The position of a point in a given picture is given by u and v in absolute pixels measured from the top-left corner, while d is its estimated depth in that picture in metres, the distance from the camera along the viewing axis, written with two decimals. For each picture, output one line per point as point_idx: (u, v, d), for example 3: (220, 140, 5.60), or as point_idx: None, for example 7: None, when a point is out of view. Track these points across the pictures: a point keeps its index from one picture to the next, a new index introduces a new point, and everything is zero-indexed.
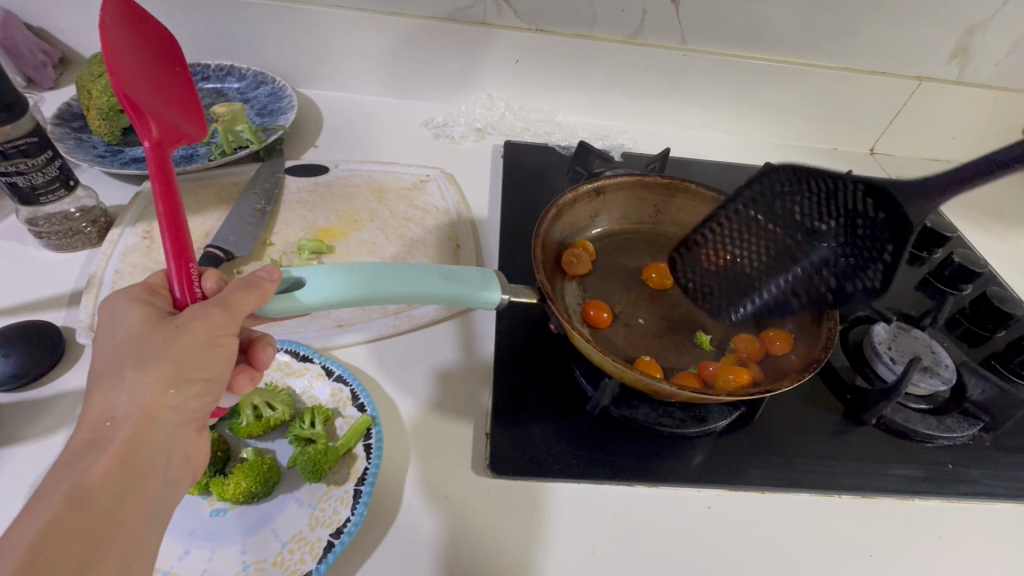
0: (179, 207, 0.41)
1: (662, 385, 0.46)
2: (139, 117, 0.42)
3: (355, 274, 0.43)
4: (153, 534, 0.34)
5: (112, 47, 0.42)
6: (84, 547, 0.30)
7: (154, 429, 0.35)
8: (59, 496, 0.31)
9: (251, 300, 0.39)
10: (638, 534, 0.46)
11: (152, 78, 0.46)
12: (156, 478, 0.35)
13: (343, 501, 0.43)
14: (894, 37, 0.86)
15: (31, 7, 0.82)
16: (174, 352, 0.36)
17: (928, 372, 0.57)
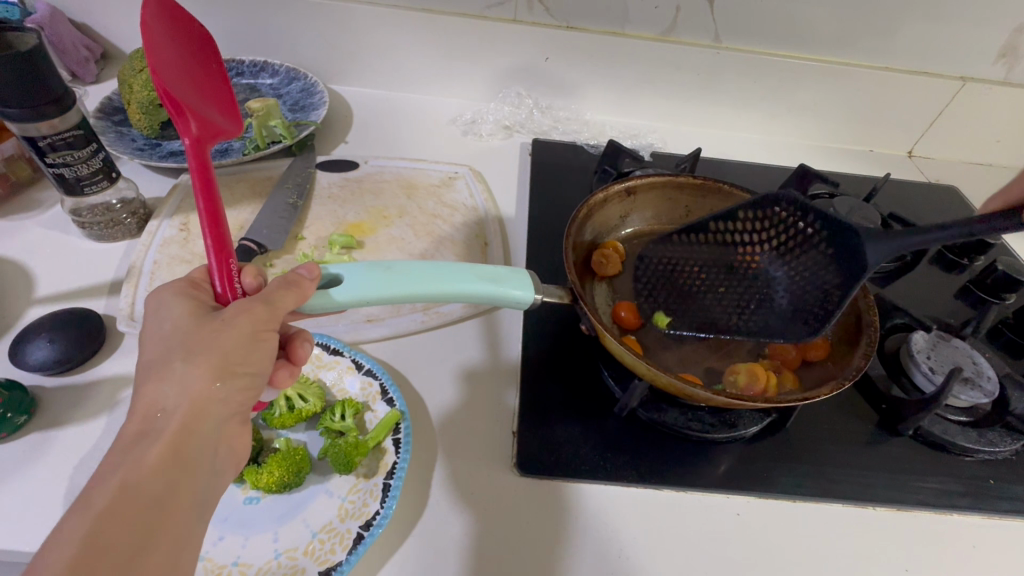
0: (218, 202, 0.42)
1: (697, 390, 0.45)
2: (180, 115, 0.43)
3: (389, 273, 0.44)
4: (200, 523, 0.35)
5: (155, 46, 0.43)
6: (135, 535, 0.31)
7: (203, 421, 0.36)
8: (113, 485, 0.32)
9: (292, 297, 0.40)
10: (666, 539, 0.46)
11: (192, 77, 0.47)
12: (203, 469, 0.35)
13: (372, 494, 0.44)
14: (937, 37, 0.83)
15: (77, 4, 0.84)
16: (221, 346, 0.37)
17: (969, 384, 0.55)
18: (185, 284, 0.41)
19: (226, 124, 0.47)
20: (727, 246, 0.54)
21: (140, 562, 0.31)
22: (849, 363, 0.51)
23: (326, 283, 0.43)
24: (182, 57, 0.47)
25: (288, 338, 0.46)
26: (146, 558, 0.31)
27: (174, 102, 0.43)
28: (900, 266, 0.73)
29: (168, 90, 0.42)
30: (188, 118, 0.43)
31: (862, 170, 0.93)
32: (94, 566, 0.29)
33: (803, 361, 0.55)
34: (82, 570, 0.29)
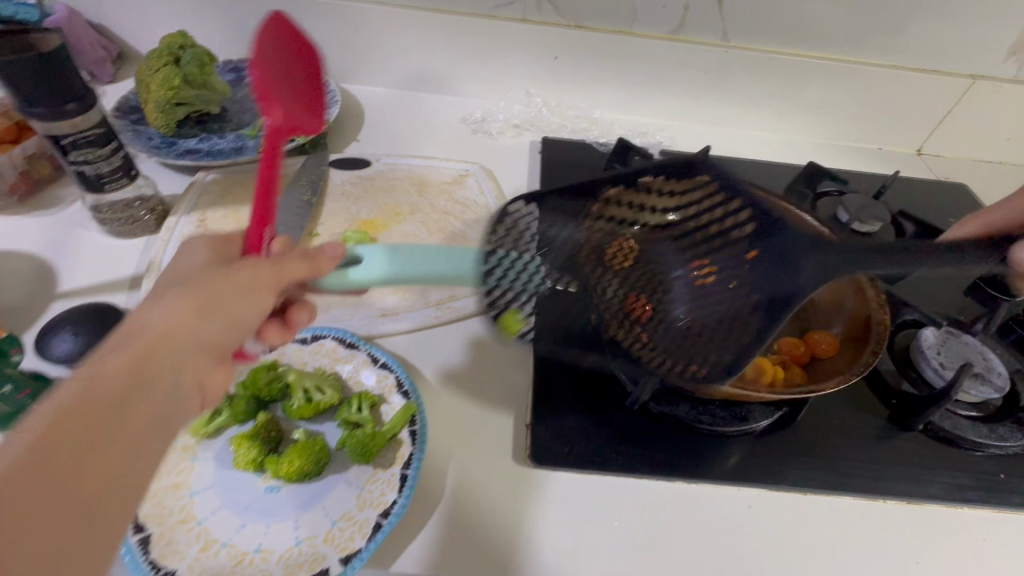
0: (275, 178, 0.45)
1: (697, 376, 0.47)
2: (264, 97, 0.44)
3: (405, 253, 0.44)
4: (159, 443, 0.33)
5: (262, 39, 0.45)
6: (90, 433, 0.30)
7: (173, 339, 0.35)
8: (75, 384, 0.31)
9: (304, 268, 0.41)
10: (679, 531, 0.47)
11: (289, 74, 0.49)
12: (167, 384, 0.34)
13: (390, 484, 0.45)
14: (946, 34, 0.83)
15: (94, 5, 0.86)
16: (213, 289, 0.38)
17: (979, 379, 0.56)
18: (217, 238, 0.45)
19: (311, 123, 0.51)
20: (653, 241, 0.59)
21: (92, 464, 0.29)
22: (858, 359, 0.51)
23: (346, 263, 0.44)
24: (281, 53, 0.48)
25: (287, 300, 0.47)
26: (99, 461, 0.30)
27: (263, 90, 0.44)
28: None
29: (263, 79, 0.44)
30: (275, 108, 0.45)
31: (871, 168, 0.93)
32: (44, 459, 0.28)
33: (812, 356, 0.56)
34: (30, 463, 0.27)
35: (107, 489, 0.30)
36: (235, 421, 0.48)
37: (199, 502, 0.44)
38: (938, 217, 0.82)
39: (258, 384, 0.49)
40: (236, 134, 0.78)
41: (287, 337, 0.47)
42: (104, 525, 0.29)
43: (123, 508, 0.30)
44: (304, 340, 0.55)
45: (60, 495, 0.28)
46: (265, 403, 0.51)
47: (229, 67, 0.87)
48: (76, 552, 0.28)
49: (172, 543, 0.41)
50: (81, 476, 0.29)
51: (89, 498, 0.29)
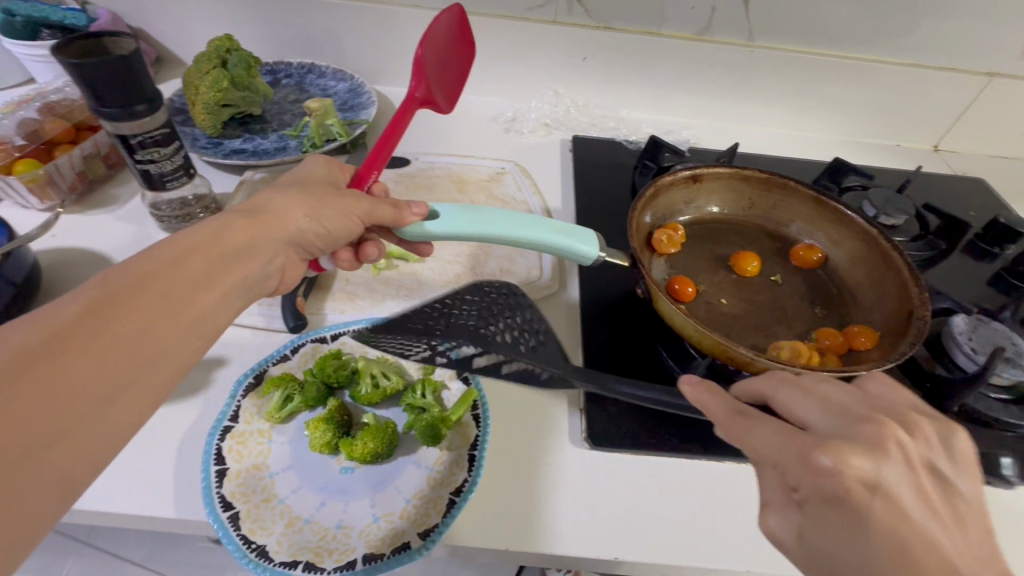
0: (400, 134, 0.54)
1: (738, 350, 0.49)
2: (417, 75, 0.57)
3: (483, 214, 0.49)
4: (239, 301, 0.40)
5: (433, 40, 0.60)
6: (204, 271, 0.37)
7: (280, 224, 0.44)
8: (205, 230, 0.39)
9: (390, 214, 0.47)
10: (733, 508, 0.49)
11: (440, 63, 0.61)
12: (262, 258, 0.42)
13: (458, 464, 0.47)
14: (964, 33, 0.85)
15: (135, 10, 0.88)
16: (325, 200, 0.46)
17: (1010, 363, 0.58)
18: (333, 161, 0.51)
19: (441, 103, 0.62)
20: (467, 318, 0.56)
21: (199, 291, 0.36)
22: (897, 348, 0.53)
23: (427, 217, 0.49)
24: (445, 48, 0.62)
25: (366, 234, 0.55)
26: (203, 293, 0.36)
27: (420, 66, 0.57)
28: (933, 254, 0.75)
29: (421, 60, 0.57)
30: (420, 82, 0.57)
31: (891, 164, 0.95)
32: (171, 273, 0.35)
33: (850, 348, 0.57)
34: (164, 268, 0.35)
35: (205, 316, 0.36)
36: (306, 407, 0.50)
37: (279, 483, 0.46)
38: (959, 210, 0.85)
39: (327, 370, 0.52)
40: (279, 134, 0.81)
41: (355, 264, 0.54)
42: (195, 341, 0.35)
43: (209, 337, 0.37)
44: (364, 330, 0.56)
45: (174, 301, 0.34)
46: (332, 390, 0.53)
47: (267, 70, 0.90)
48: (177, 348, 0.34)
49: (259, 520, 0.43)
50: (190, 297, 0.35)
51: (192, 317, 0.35)
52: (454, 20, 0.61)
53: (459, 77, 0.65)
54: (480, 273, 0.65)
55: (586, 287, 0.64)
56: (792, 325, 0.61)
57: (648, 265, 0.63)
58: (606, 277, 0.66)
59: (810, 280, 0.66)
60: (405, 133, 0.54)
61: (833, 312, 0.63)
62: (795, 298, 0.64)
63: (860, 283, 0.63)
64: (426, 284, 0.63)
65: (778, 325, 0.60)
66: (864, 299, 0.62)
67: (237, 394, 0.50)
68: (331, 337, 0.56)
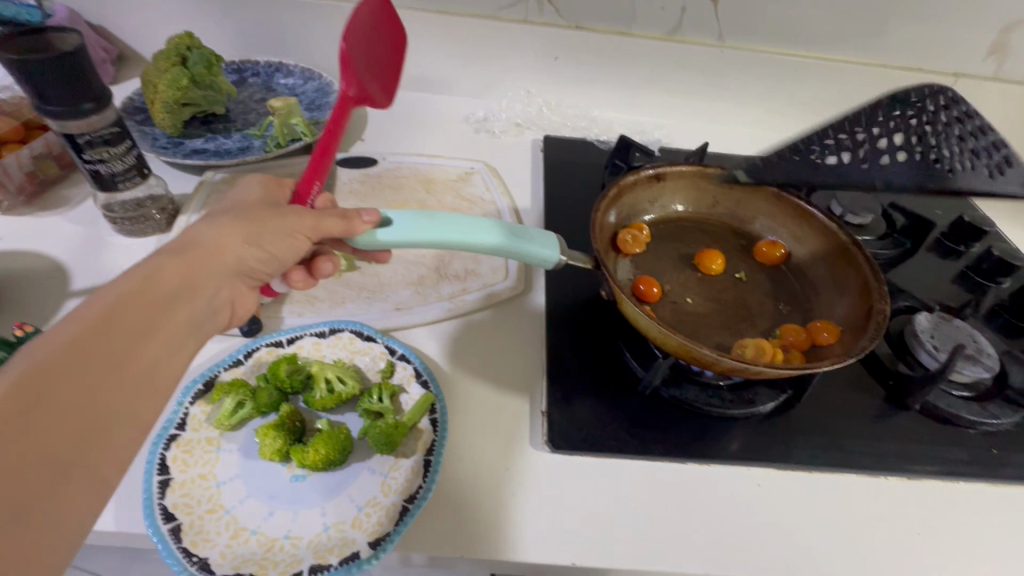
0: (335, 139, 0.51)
1: (703, 350, 0.48)
2: (346, 72, 0.54)
3: (431, 220, 0.48)
4: (189, 343, 0.39)
5: (358, 28, 0.57)
6: (142, 319, 0.36)
7: (218, 258, 0.42)
8: (137, 275, 0.37)
9: (341, 226, 0.46)
10: (692, 509, 0.48)
11: (370, 53, 0.58)
12: (205, 295, 0.41)
13: (414, 470, 0.46)
14: (930, 34, 0.86)
15: (94, 7, 0.85)
16: (262, 220, 0.45)
17: (972, 359, 0.58)
18: (271, 180, 0.51)
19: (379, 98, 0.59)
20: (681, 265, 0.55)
21: (142, 343, 0.35)
22: (858, 342, 0.53)
23: (378, 225, 0.47)
24: (370, 37, 0.59)
25: (316, 250, 0.54)
26: (147, 344, 0.35)
27: (346, 64, 0.54)
28: (901, 252, 0.76)
29: (347, 56, 0.54)
30: (350, 80, 0.55)
31: None
32: (108, 329, 0.34)
33: (814, 343, 0.57)
34: (97, 323, 0.34)
35: (153, 367, 0.35)
36: (258, 413, 0.49)
37: (226, 492, 0.44)
38: (926, 209, 0.85)
39: (280, 375, 0.50)
40: (242, 134, 0.79)
41: (310, 282, 0.54)
42: (148, 396, 0.35)
43: (162, 387, 0.36)
44: (321, 333, 0.55)
45: (116, 359, 0.34)
46: (287, 396, 0.52)
47: (232, 68, 0.89)
48: (129, 406, 0.34)
49: (202, 532, 0.42)
50: (133, 353, 0.35)
51: (137, 372, 0.34)
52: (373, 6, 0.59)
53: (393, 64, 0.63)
54: (445, 274, 0.64)
55: (552, 289, 0.63)
56: (756, 324, 0.61)
57: (613, 265, 0.62)
58: (572, 278, 0.65)
59: (776, 278, 0.66)
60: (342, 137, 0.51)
61: (797, 309, 0.63)
62: (761, 297, 0.64)
63: (822, 278, 0.63)
64: (388, 286, 0.62)
65: (743, 323, 0.61)
66: (824, 294, 0.62)
67: (184, 401, 0.49)
68: (287, 341, 0.55)
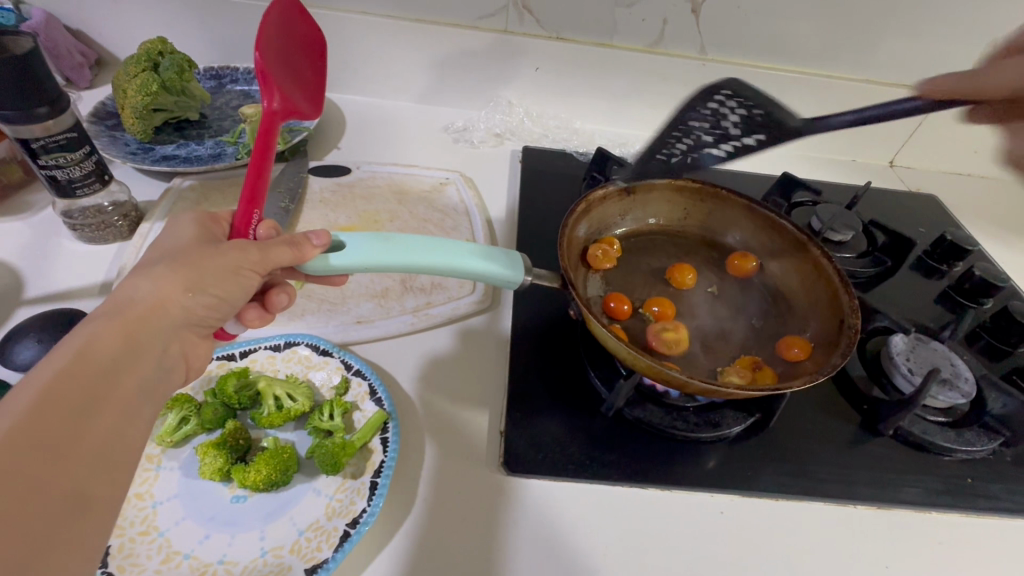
0: (267, 159, 0.49)
1: (674, 372, 0.46)
2: (266, 88, 0.52)
3: (390, 243, 0.47)
4: (145, 408, 0.37)
5: (269, 38, 0.55)
6: (85, 396, 0.33)
7: (160, 315, 0.39)
8: (70, 350, 0.34)
9: (288, 254, 0.44)
10: (650, 536, 0.46)
11: (286, 66, 0.57)
12: (153, 358, 0.38)
13: (359, 492, 0.44)
14: (915, 50, 0.85)
15: (70, 11, 0.84)
16: (201, 264, 0.41)
17: (947, 385, 0.57)
18: (205, 217, 0.48)
19: (306, 107, 0.58)
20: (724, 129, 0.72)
21: (89, 422, 0.33)
22: (829, 359, 0.52)
23: (330, 249, 0.46)
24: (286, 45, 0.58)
25: (270, 283, 0.51)
26: (95, 422, 0.33)
27: (265, 77, 0.52)
28: (881, 271, 0.74)
29: (262, 69, 0.51)
30: (273, 93, 0.52)
31: (845, 179, 0.95)
32: (48, 415, 0.31)
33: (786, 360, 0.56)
34: (33, 408, 0.31)
35: (107, 445, 0.33)
36: (202, 429, 0.48)
37: (162, 513, 0.43)
38: (909, 227, 0.84)
39: (227, 391, 0.49)
40: (215, 140, 0.78)
41: (266, 317, 0.51)
42: (108, 475, 0.33)
43: (121, 463, 0.34)
44: (276, 347, 0.54)
45: (63, 445, 0.31)
46: (234, 412, 0.50)
47: (211, 74, 0.87)
48: (85, 493, 0.32)
49: (131, 555, 0.40)
50: (81, 434, 0.32)
51: (90, 453, 0.33)
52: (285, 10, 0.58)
53: (313, 70, 0.63)
54: (410, 288, 0.62)
55: (520, 306, 0.62)
56: (727, 339, 0.60)
57: (583, 281, 0.61)
58: (540, 295, 0.63)
59: (748, 292, 0.65)
60: (272, 156, 0.49)
61: (769, 323, 0.62)
62: (734, 311, 0.63)
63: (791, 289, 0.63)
64: (351, 298, 0.60)
65: (715, 339, 0.59)
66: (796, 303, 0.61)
67: None
68: (238, 354, 0.53)
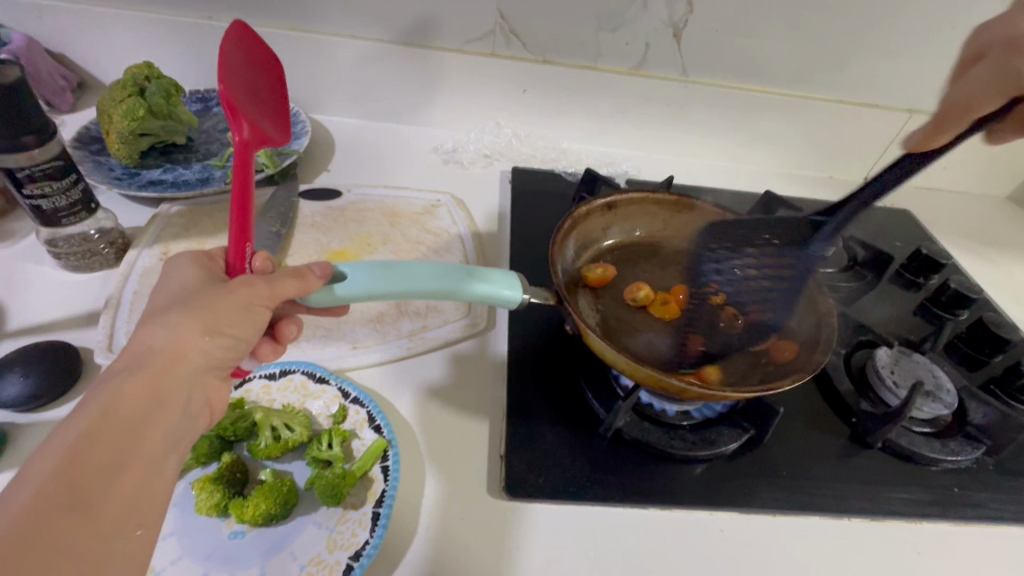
0: (249, 191, 0.48)
1: (671, 380, 0.46)
2: (234, 118, 0.50)
3: (391, 271, 0.47)
4: (170, 460, 0.37)
5: (230, 70, 0.54)
6: (110, 456, 0.34)
7: (181, 364, 0.38)
8: (93, 409, 0.34)
9: (295, 287, 0.43)
10: (653, 558, 0.47)
11: (252, 97, 0.56)
12: (177, 408, 0.38)
13: (361, 524, 0.43)
14: (884, 74, 0.90)
15: (51, 34, 0.83)
16: (214, 306, 0.40)
17: (930, 397, 0.59)
18: (201, 255, 0.47)
19: (277, 134, 0.57)
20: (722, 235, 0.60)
21: (115, 482, 0.33)
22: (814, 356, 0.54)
23: (333, 280, 0.46)
24: (251, 75, 0.58)
25: (276, 315, 0.50)
26: (121, 480, 0.33)
27: (232, 108, 0.50)
28: (863, 285, 0.77)
29: (228, 97, 0.50)
30: (242, 122, 0.51)
31: (823, 196, 0.99)
32: (74, 479, 0.32)
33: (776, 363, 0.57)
34: (58, 475, 0.31)
35: (134, 502, 0.34)
36: (197, 463, 0.47)
37: (159, 552, 0.42)
38: (887, 242, 0.87)
39: (224, 423, 0.48)
40: (203, 164, 0.77)
41: (279, 349, 0.50)
42: (133, 535, 0.33)
43: (148, 521, 0.34)
44: (271, 375, 0.54)
45: (89, 507, 0.32)
46: (229, 444, 0.50)
47: (197, 97, 0.87)
48: (111, 555, 0.32)
49: None
50: (107, 494, 0.33)
51: (117, 513, 0.33)
52: (237, 35, 0.57)
53: (275, 95, 0.62)
54: (405, 311, 0.62)
55: (516, 329, 0.62)
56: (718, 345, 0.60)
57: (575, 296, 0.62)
58: (536, 318, 0.64)
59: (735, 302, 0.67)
60: (256, 188, 0.48)
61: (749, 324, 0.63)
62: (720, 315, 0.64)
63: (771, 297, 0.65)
64: (346, 323, 0.60)
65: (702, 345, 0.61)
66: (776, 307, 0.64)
67: None
68: (233, 384, 0.53)
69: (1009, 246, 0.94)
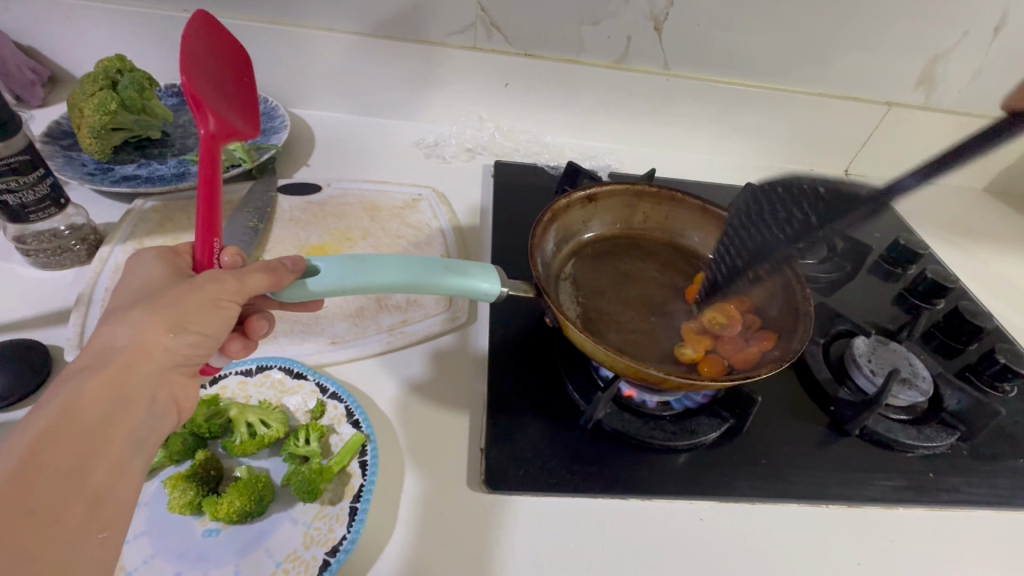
0: (216, 184, 0.47)
1: (649, 370, 0.46)
2: (199, 110, 0.49)
3: (363, 264, 0.46)
4: (137, 460, 0.36)
5: (193, 59, 0.52)
6: (73, 457, 0.33)
7: (147, 362, 0.38)
8: (53, 409, 0.33)
9: (265, 282, 0.43)
10: (632, 547, 0.47)
11: (215, 87, 0.55)
12: (143, 407, 0.37)
13: (338, 519, 0.43)
14: (863, 67, 0.91)
15: (20, 26, 0.81)
16: (180, 301, 0.40)
17: (906, 384, 0.59)
18: (166, 251, 0.46)
19: (244, 126, 0.57)
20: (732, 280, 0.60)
21: (79, 483, 0.32)
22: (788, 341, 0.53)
23: (306, 274, 0.45)
24: (215, 66, 0.56)
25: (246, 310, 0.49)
26: (85, 480, 0.33)
27: (197, 100, 0.49)
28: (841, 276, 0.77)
29: (191, 89, 0.49)
30: (208, 114, 0.50)
31: None
32: (34, 481, 0.31)
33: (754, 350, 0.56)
34: (15, 478, 0.30)
35: (98, 503, 0.33)
36: (171, 461, 0.46)
37: (130, 552, 0.41)
38: (866, 233, 0.88)
39: (198, 420, 0.48)
40: (179, 159, 0.76)
41: (251, 345, 0.50)
42: (97, 537, 0.33)
43: (114, 523, 0.34)
44: (247, 372, 0.53)
45: (51, 510, 0.31)
46: (204, 441, 0.49)
47: (173, 91, 0.85)
48: (75, 558, 0.31)
49: None
50: (70, 495, 0.32)
51: (80, 515, 0.32)
52: (199, 25, 0.55)
53: (243, 87, 0.61)
54: (385, 305, 0.62)
55: (497, 323, 0.62)
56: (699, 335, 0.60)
57: (556, 289, 0.62)
58: (517, 311, 0.64)
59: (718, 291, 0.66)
60: (222, 181, 0.47)
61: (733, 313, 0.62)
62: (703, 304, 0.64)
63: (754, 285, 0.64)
64: (325, 318, 0.60)
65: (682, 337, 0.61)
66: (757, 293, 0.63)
67: None
68: (209, 380, 0.52)
69: (985, 236, 0.96)
